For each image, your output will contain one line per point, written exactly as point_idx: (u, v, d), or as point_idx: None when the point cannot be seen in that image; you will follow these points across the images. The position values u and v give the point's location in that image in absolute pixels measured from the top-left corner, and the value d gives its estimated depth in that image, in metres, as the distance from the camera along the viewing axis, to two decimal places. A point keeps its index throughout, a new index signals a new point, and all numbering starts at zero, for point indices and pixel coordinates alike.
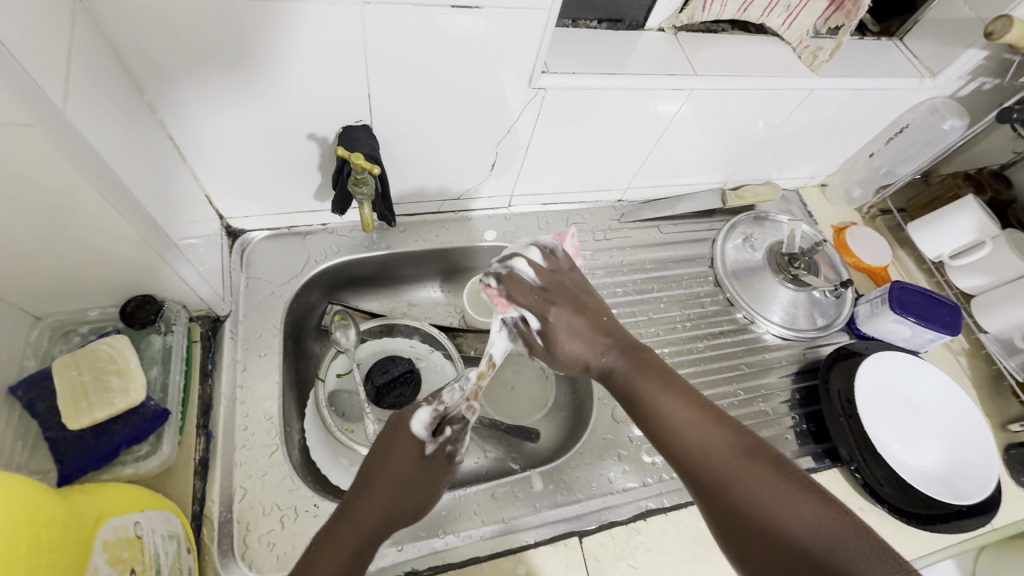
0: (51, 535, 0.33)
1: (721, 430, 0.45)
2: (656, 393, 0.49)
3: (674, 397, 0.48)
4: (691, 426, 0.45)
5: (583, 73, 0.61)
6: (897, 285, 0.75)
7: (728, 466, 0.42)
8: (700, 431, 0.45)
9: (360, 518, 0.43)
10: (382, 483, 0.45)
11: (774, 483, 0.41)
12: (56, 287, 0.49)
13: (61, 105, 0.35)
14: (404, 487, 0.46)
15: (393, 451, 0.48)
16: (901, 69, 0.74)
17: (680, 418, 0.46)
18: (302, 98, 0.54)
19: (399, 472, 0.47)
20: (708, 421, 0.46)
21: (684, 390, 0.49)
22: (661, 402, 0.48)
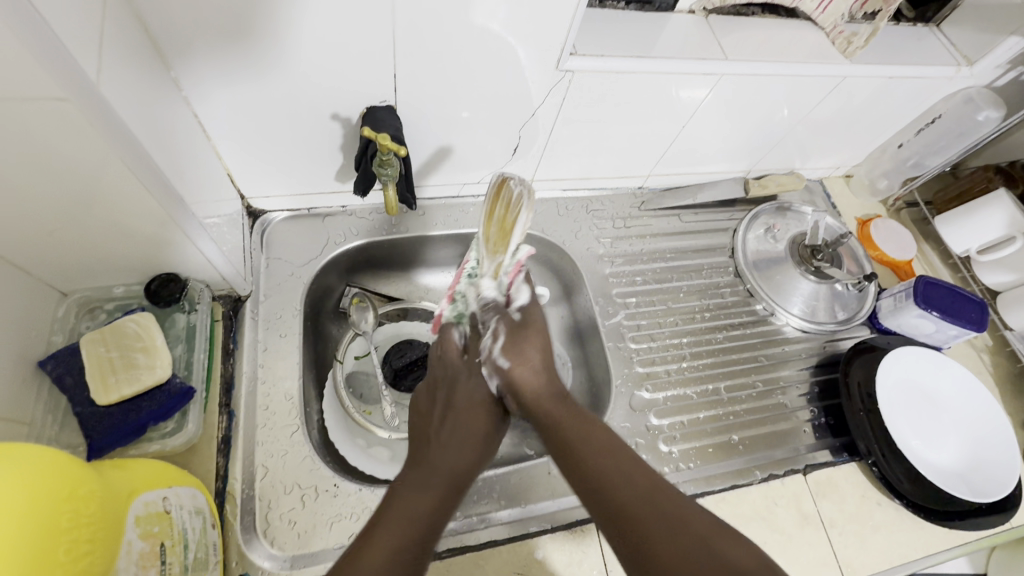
0: (88, 510, 0.33)
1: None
2: (561, 416, 0.46)
3: (588, 419, 0.46)
4: (673, 462, 0.45)
5: (612, 56, 0.59)
6: (923, 280, 0.74)
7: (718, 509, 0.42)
8: (582, 436, 0.45)
9: (405, 512, 0.41)
10: (428, 468, 0.45)
11: (647, 506, 0.39)
12: (82, 264, 0.49)
13: (95, 80, 0.35)
14: (451, 473, 0.45)
15: (466, 408, 0.49)
16: (936, 57, 0.71)
17: (578, 442, 0.44)
18: (327, 77, 0.53)
19: (448, 454, 0.46)
20: (600, 443, 0.44)
21: (592, 420, 0.46)
22: (568, 430, 0.45)
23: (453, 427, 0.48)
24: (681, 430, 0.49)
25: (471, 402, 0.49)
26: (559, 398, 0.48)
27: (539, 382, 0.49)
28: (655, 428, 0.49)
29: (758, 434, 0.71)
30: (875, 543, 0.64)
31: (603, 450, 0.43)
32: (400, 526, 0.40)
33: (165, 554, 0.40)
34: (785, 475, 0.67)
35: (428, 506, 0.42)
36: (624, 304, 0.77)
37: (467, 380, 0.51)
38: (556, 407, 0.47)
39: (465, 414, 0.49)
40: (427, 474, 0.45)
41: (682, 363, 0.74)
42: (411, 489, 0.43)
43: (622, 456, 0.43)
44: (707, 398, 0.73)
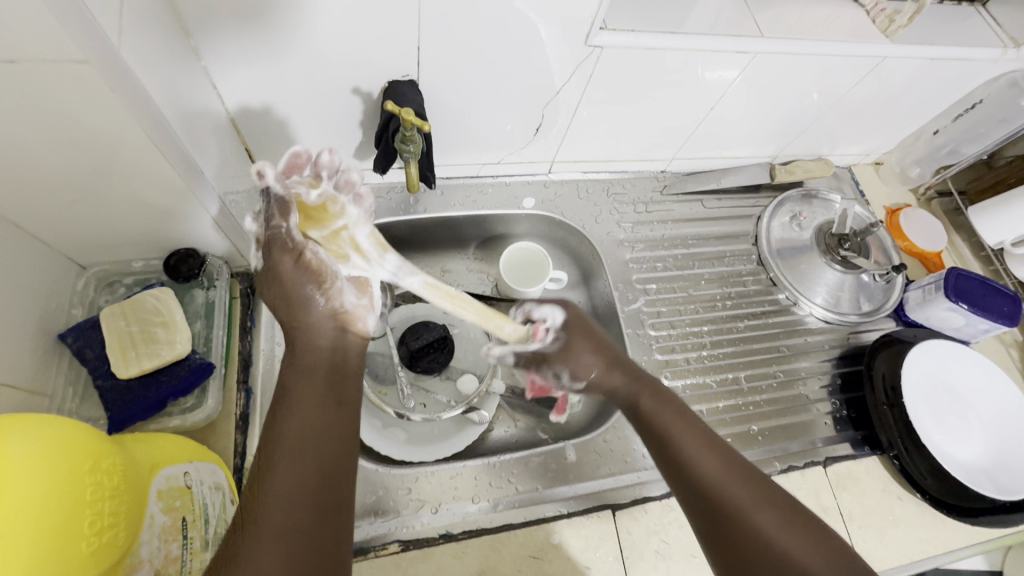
0: (112, 482, 0.33)
1: (725, 451, 0.44)
2: (668, 419, 0.47)
3: (670, 409, 0.47)
4: (711, 468, 0.43)
5: (642, 31, 0.57)
6: (954, 271, 0.71)
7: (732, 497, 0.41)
8: (698, 447, 0.44)
9: (295, 445, 0.37)
10: (301, 396, 0.40)
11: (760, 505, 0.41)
12: (101, 238, 0.48)
13: (113, 41, 0.34)
14: (321, 394, 0.41)
15: (301, 368, 0.42)
16: (981, 38, 0.68)
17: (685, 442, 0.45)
18: (347, 49, 0.52)
19: (310, 371, 0.42)
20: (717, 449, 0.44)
21: (690, 415, 0.47)
22: (676, 431, 0.46)
23: (302, 352, 0.43)
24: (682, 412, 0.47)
25: (313, 273, 0.45)
26: (610, 362, 0.52)
27: (613, 376, 0.51)
28: (661, 417, 0.47)
29: (777, 426, 0.70)
30: (896, 539, 0.63)
31: (709, 451, 0.44)
32: (300, 457, 0.37)
33: (188, 528, 0.40)
34: (805, 468, 0.66)
35: (317, 428, 0.39)
36: (644, 290, 0.76)
37: (287, 269, 0.45)
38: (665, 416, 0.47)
39: (309, 336, 0.44)
40: (302, 404, 0.40)
41: (702, 352, 0.73)
42: (286, 419, 0.39)
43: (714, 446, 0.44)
44: (726, 387, 0.71)
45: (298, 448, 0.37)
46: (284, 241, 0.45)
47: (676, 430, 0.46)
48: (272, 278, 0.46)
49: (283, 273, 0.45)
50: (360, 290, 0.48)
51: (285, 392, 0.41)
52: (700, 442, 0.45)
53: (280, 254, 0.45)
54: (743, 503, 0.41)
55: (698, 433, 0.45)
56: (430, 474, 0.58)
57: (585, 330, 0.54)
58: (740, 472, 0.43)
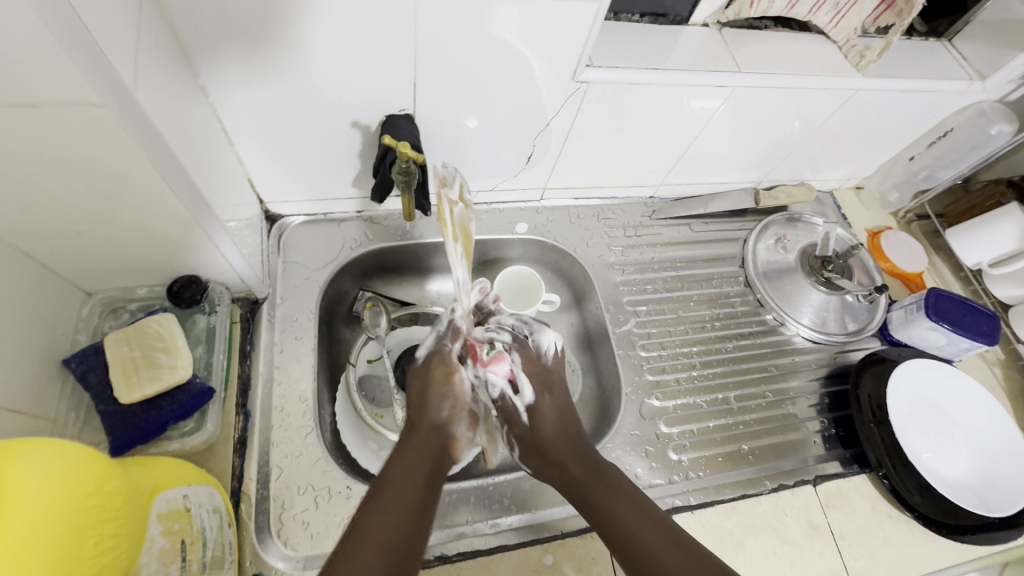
0: (115, 504, 0.34)
1: (663, 521, 0.46)
2: (603, 497, 0.49)
3: (603, 489, 0.49)
4: (647, 537, 0.45)
5: (627, 68, 0.60)
6: (933, 292, 0.74)
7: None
8: (634, 522, 0.46)
9: (380, 532, 0.39)
10: (399, 489, 0.42)
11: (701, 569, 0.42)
12: (108, 266, 0.50)
13: (130, 86, 0.36)
14: (418, 492, 0.43)
15: (409, 465, 0.45)
16: (948, 71, 0.72)
17: (620, 521, 0.46)
18: (346, 84, 0.54)
19: (414, 466, 0.45)
20: (650, 520, 0.46)
21: (631, 489, 0.49)
22: (610, 510, 0.47)
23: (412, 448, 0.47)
24: (640, 505, 0.48)
25: (451, 385, 0.53)
26: (575, 443, 0.55)
27: (569, 460, 0.53)
28: (621, 517, 0.47)
29: (767, 445, 0.71)
30: (886, 556, 0.64)
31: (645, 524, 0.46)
32: (383, 549, 0.38)
33: (185, 551, 0.40)
34: (794, 486, 0.67)
35: (405, 529, 0.40)
36: (635, 312, 0.78)
37: (437, 377, 0.53)
38: (600, 496, 0.49)
39: (419, 442, 0.48)
40: (397, 496, 0.42)
41: (693, 372, 0.75)
42: (384, 511, 0.40)
43: (649, 518, 0.46)
44: (717, 407, 0.73)
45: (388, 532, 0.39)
46: (445, 356, 0.56)
47: (638, 531, 0.45)
48: (419, 375, 0.55)
49: (421, 383, 0.53)
50: (471, 423, 0.54)
51: (385, 476, 0.44)
52: (630, 515, 0.46)
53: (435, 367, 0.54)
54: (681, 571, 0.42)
55: (660, 525, 0.45)
56: None
57: (566, 407, 0.58)
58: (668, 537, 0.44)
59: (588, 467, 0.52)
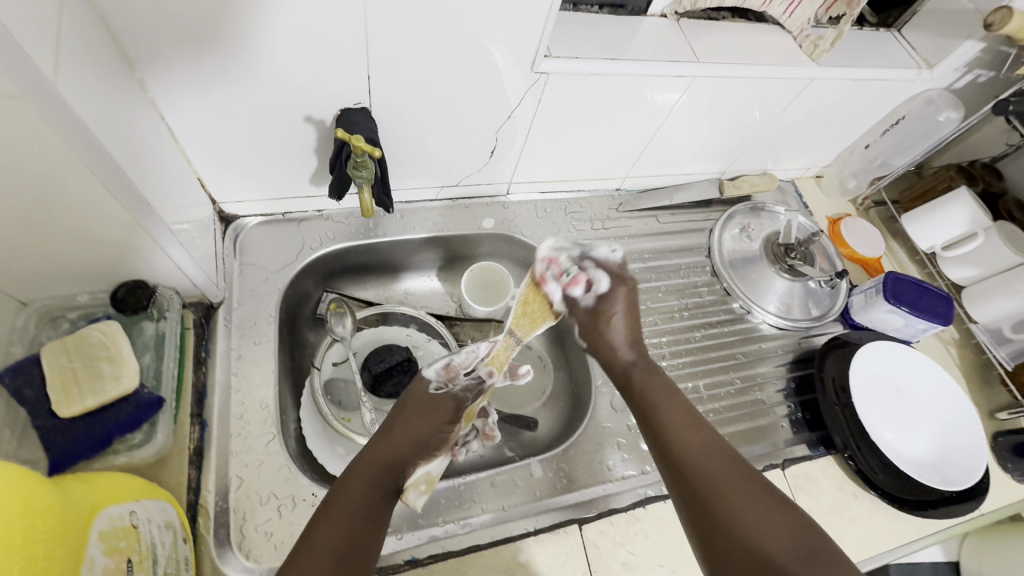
0: (46, 524, 0.32)
1: (714, 437, 0.51)
2: (661, 397, 0.55)
3: (665, 395, 0.55)
4: (691, 437, 0.51)
5: (586, 58, 0.60)
6: (891, 276, 0.76)
7: (717, 466, 0.48)
8: (683, 426, 0.52)
9: (338, 527, 0.43)
10: (356, 487, 0.47)
11: (734, 477, 0.47)
12: (43, 275, 0.47)
13: (50, 77, 0.34)
14: (371, 500, 0.47)
15: (362, 472, 0.48)
16: (898, 60, 0.74)
17: (675, 421, 0.52)
18: (298, 77, 0.52)
19: (384, 467, 0.50)
20: (700, 430, 0.51)
21: (684, 401, 0.54)
22: (664, 410, 0.53)
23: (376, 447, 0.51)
24: (676, 395, 0.55)
25: (421, 417, 0.55)
26: (636, 344, 0.60)
27: (627, 353, 0.59)
28: (654, 390, 0.56)
29: (737, 431, 0.72)
30: (852, 535, 0.66)
31: (694, 426, 0.52)
32: (339, 529, 0.43)
33: (132, 570, 0.38)
34: (764, 471, 0.68)
35: (356, 524, 0.44)
36: None
37: (415, 402, 0.56)
38: (658, 395, 0.55)
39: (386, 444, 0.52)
40: (358, 496, 0.46)
41: (662, 363, 0.75)
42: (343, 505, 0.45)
43: (701, 426, 0.52)
44: (687, 396, 0.73)
45: (350, 513, 0.45)
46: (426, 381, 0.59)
47: (668, 406, 0.54)
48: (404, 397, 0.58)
49: (416, 402, 0.56)
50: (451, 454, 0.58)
51: (344, 483, 0.47)
52: (682, 416, 0.53)
53: (442, 405, 0.57)
54: (723, 472, 0.48)
55: (704, 436, 0.51)
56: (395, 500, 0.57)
57: (630, 312, 0.61)
58: (716, 442, 0.50)
59: (643, 373, 0.58)
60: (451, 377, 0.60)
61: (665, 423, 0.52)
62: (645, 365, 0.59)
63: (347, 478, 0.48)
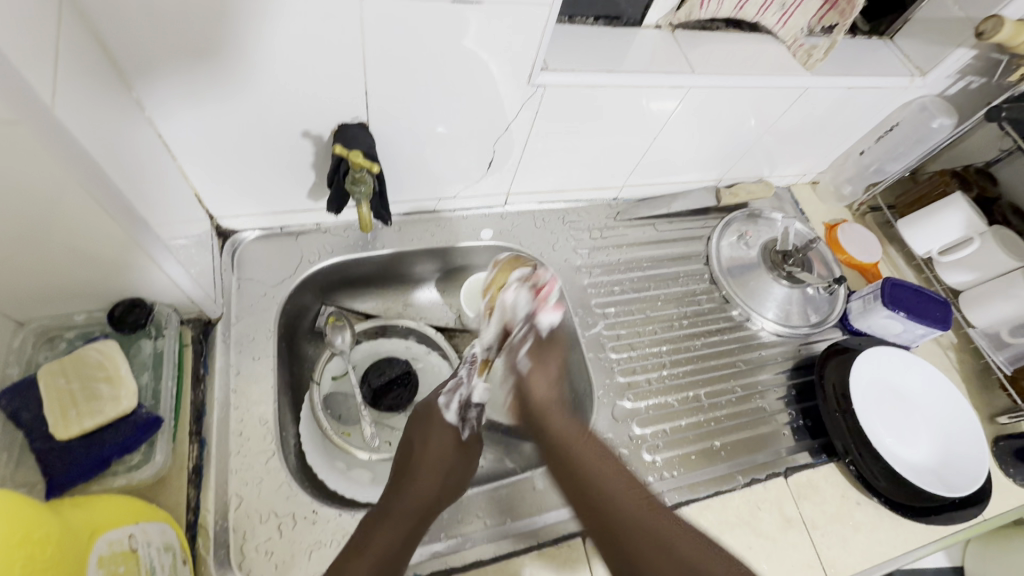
0: (44, 554, 0.32)
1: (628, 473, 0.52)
2: (572, 443, 0.56)
3: (582, 439, 0.56)
4: (610, 474, 0.52)
5: (583, 71, 0.60)
6: (889, 281, 0.76)
7: (632, 505, 0.49)
8: (603, 465, 0.53)
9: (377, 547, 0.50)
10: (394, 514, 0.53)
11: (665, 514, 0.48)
12: (39, 295, 0.47)
13: (49, 102, 0.34)
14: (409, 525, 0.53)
15: (399, 497, 0.55)
16: (891, 68, 0.75)
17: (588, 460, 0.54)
18: (294, 93, 0.53)
19: (416, 500, 0.55)
20: (606, 462, 0.53)
21: (589, 435, 0.56)
22: (576, 442, 0.56)
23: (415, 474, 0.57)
24: (589, 434, 0.57)
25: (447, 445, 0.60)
26: (557, 382, 0.61)
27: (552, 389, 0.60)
28: (567, 438, 0.56)
29: (738, 440, 0.71)
30: (856, 543, 0.65)
31: (599, 459, 0.54)
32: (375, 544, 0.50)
33: None
34: (767, 479, 0.68)
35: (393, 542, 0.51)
36: (603, 314, 0.78)
37: (440, 432, 0.61)
38: (564, 429, 0.57)
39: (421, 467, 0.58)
40: (396, 518, 0.53)
41: (663, 372, 0.75)
42: (378, 527, 0.52)
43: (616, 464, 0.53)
44: (688, 405, 0.73)
45: (381, 543, 0.50)
46: (432, 417, 0.62)
47: (573, 445, 0.55)
48: (419, 424, 0.62)
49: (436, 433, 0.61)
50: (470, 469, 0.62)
51: (387, 507, 0.54)
52: (597, 454, 0.54)
53: (455, 438, 0.61)
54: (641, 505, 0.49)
55: (617, 470, 0.52)
56: None
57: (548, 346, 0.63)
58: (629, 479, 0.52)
59: (547, 402, 0.59)
60: (464, 411, 0.63)
61: (578, 460, 0.54)
62: (553, 398, 0.60)
63: (383, 508, 0.54)
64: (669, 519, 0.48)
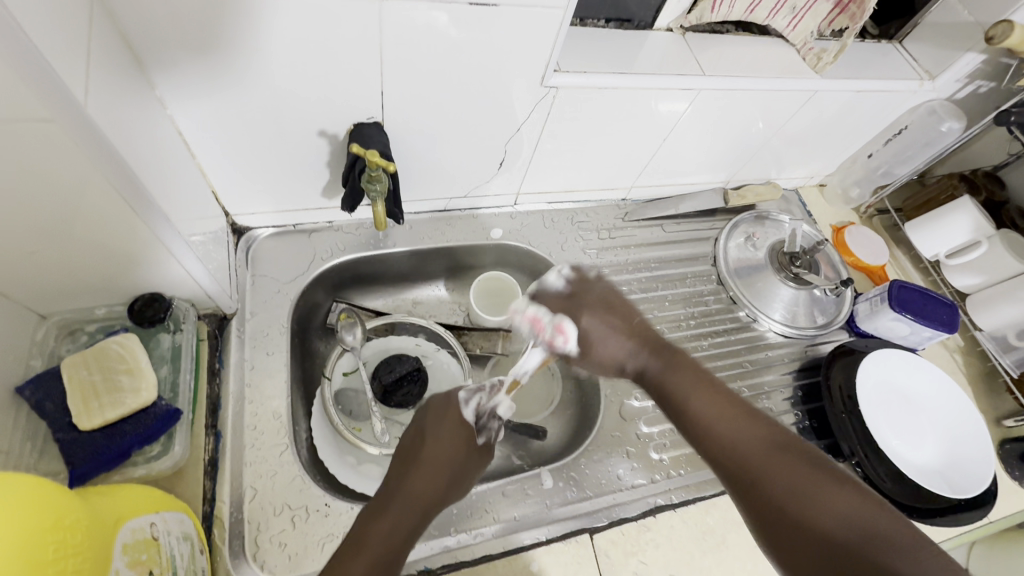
0: (72, 539, 0.33)
1: (753, 416, 0.46)
2: (687, 389, 0.49)
3: (698, 383, 0.49)
4: (721, 419, 0.47)
5: (595, 72, 0.61)
6: (897, 284, 0.76)
7: (754, 456, 0.44)
8: (720, 412, 0.47)
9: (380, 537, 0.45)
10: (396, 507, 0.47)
11: (793, 463, 0.43)
12: (61, 289, 0.48)
13: (81, 100, 0.35)
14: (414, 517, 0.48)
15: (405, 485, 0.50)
16: (900, 72, 0.75)
17: (706, 407, 0.48)
18: (311, 93, 0.53)
19: (422, 491, 0.50)
20: (729, 407, 0.47)
21: (711, 379, 0.50)
22: (677, 385, 0.50)
23: (424, 461, 0.51)
24: (694, 370, 0.50)
25: (458, 436, 0.54)
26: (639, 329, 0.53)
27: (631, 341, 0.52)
28: (682, 386, 0.49)
29: None
30: None
31: (722, 404, 0.48)
32: (380, 537, 0.45)
33: None
34: None
35: (395, 539, 0.45)
36: None
37: (452, 423, 0.54)
38: (674, 376, 0.50)
39: (431, 457, 0.52)
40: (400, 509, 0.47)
41: None
42: (381, 518, 0.46)
43: (733, 408, 0.47)
44: None
45: (382, 538, 0.45)
46: (449, 410, 0.55)
47: (686, 386, 0.49)
48: (434, 410, 0.56)
49: (447, 422, 0.55)
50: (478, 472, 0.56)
51: (390, 498, 0.48)
52: (709, 395, 0.48)
53: (465, 429, 0.55)
54: (758, 455, 0.44)
55: (736, 415, 0.47)
56: None
57: (611, 309, 0.53)
58: (752, 423, 0.46)
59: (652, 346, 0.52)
60: (482, 417, 0.57)
61: (689, 404, 0.48)
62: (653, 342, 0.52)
63: (388, 498, 0.48)
64: (821, 479, 0.41)
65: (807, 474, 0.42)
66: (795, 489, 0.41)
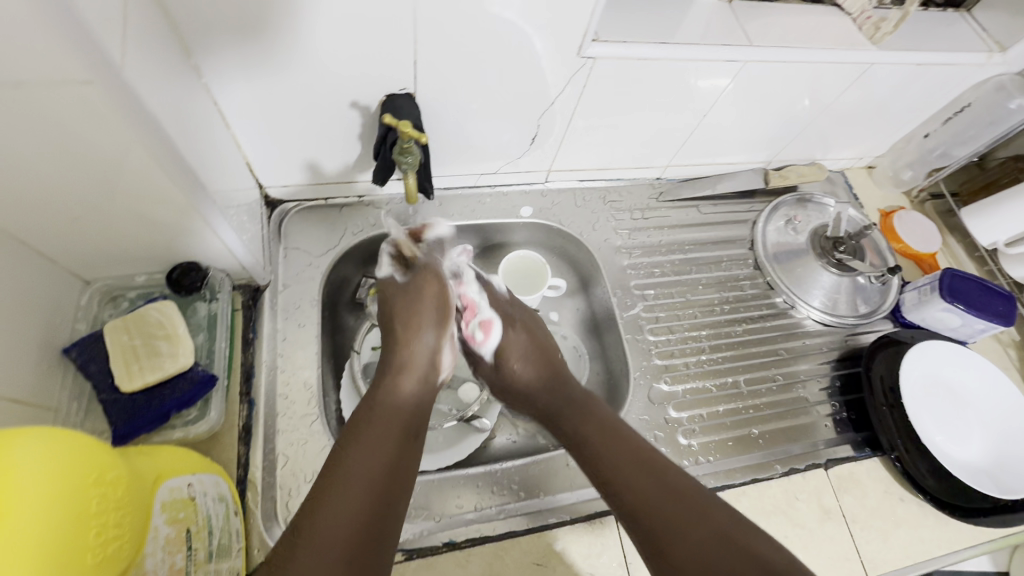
0: (115, 494, 0.34)
1: (637, 445, 0.52)
2: (578, 422, 0.55)
3: (592, 420, 0.55)
4: (608, 450, 0.52)
5: (636, 42, 0.58)
6: (948, 273, 0.72)
7: (645, 483, 0.48)
8: (607, 442, 0.53)
9: (354, 489, 0.44)
10: (365, 454, 0.47)
11: (683, 489, 0.47)
12: (103, 256, 0.49)
13: (119, 62, 0.35)
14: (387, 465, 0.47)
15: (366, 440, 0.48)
16: (966, 43, 0.70)
17: (597, 440, 0.53)
18: (345, 64, 0.53)
19: (388, 446, 0.48)
20: (615, 441, 0.53)
21: (595, 414, 0.56)
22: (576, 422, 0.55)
23: (384, 410, 0.51)
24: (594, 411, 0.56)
25: (421, 389, 0.54)
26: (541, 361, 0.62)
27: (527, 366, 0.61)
28: (579, 425, 0.55)
29: (777, 429, 0.70)
30: (897, 539, 0.64)
31: (616, 439, 0.53)
32: (352, 488, 0.44)
33: (190, 540, 0.40)
34: (806, 470, 0.66)
35: (370, 489, 0.44)
36: (642, 296, 0.76)
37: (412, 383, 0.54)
38: (568, 412, 0.56)
39: (391, 403, 0.52)
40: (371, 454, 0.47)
41: (701, 356, 0.74)
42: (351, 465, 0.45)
43: (623, 440, 0.53)
44: (726, 391, 0.72)
45: (355, 489, 0.44)
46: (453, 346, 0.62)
47: (585, 425, 0.55)
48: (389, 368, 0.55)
49: (400, 379, 0.53)
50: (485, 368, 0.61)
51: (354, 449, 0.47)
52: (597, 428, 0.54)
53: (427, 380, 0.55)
54: (657, 482, 0.48)
55: (628, 447, 0.52)
56: (432, 483, 0.58)
57: (522, 336, 0.63)
58: (635, 453, 0.51)
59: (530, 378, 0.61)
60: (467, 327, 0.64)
61: (587, 437, 0.53)
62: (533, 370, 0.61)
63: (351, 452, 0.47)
64: (699, 497, 0.47)
65: (696, 497, 0.47)
66: (687, 506, 0.46)
